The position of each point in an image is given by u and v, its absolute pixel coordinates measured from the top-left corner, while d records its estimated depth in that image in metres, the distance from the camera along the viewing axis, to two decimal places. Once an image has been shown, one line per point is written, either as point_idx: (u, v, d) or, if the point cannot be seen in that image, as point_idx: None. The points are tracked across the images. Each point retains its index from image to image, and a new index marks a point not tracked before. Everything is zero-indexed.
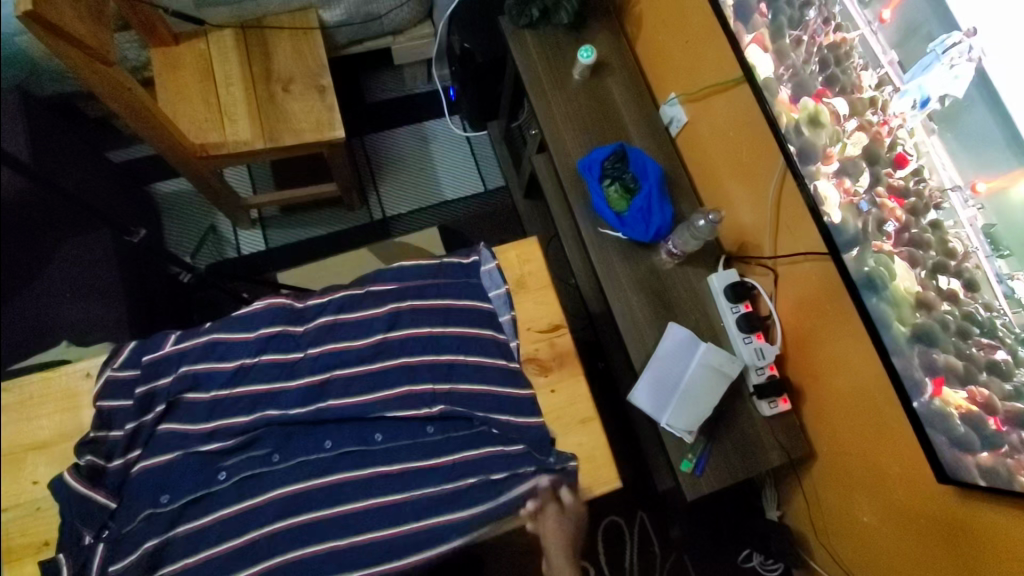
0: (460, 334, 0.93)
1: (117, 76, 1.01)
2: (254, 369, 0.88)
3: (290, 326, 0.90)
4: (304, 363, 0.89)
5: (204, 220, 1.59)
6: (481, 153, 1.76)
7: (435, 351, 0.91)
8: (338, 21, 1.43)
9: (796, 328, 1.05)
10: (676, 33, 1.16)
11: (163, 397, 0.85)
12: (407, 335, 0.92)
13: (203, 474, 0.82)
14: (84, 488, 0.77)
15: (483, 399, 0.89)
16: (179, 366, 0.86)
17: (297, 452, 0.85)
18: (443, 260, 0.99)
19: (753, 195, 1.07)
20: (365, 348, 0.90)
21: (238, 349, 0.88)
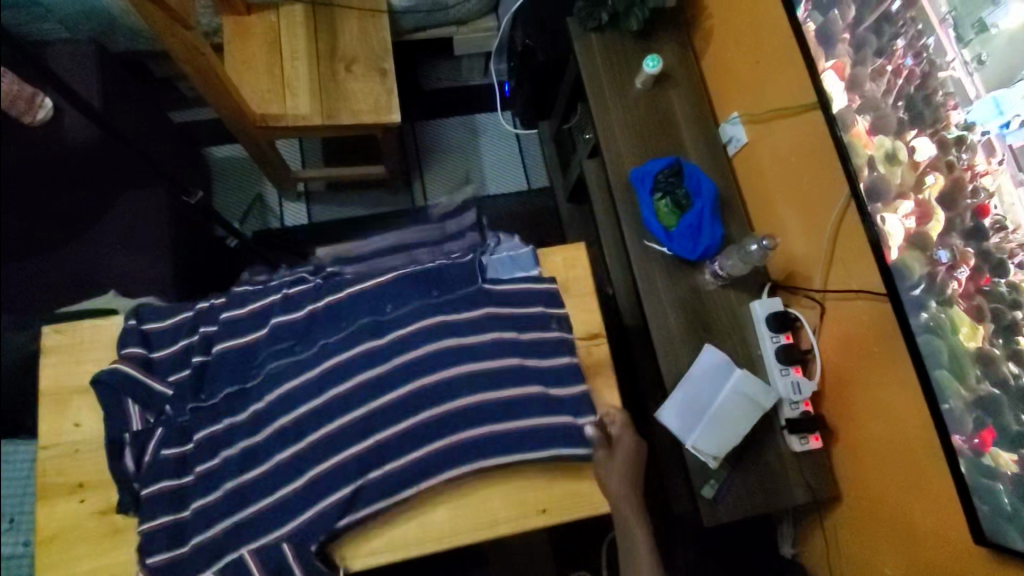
0: (499, 299, 0.89)
1: (192, 39, 1.01)
2: (270, 336, 0.85)
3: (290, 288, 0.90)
4: (314, 322, 0.87)
5: (253, 188, 1.62)
6: (529, 152, 1.76)
7: (473, 329, 0.85)
8: (405, 6, 1.44)
9: (837, 365, 1.03)
10: (748, 51, 1.14)
11: (167, 365, 0.84)
12: (430, 277, 0.90)
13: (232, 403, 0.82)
14: (139, 373, 0.82)
15: (519, 370, 0.84)
16: (179, 337, 0.86)
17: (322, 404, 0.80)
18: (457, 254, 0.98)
19: (810, 223, 1.05)
20: (396, 285, 0.89)
21: (287, 330, 0.86)
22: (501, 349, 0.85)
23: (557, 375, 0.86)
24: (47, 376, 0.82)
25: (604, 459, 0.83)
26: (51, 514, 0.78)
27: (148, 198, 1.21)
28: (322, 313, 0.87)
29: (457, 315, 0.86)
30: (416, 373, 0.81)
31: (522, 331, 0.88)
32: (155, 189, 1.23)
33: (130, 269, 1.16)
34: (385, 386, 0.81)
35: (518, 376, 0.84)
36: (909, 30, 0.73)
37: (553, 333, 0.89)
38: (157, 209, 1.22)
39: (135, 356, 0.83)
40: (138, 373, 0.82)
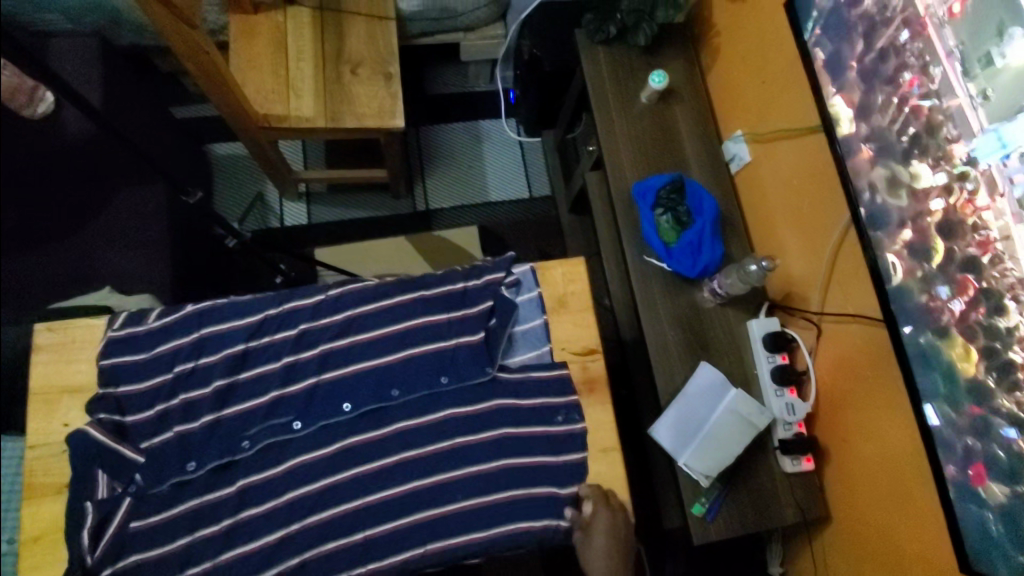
0: (511, 394, 0.85)
1: (198, 40, 1.01)
2: (270, 410, 0.80)
3: (297, 356, 0.83)
4: (319, 394, 0.82)
5: (254, 186, 1.62)
6: (531, 160, 1.76)
7: (471, 430, 0.82)
8: (414, 11, 1.43)
9: (833, 388, 1.03)
10: (754, 70, 1.14)
11: (142, 434, 0.78)
12: (442, 364, 0.84)
13: (227, 442, 0.78)
14: (110, 442, 0.76)
15: (526, 468, 0.81)
16: (156, 401, 0.79)
17: (317, 416, 0.81)
18: (465, 312, 0.87)
19: (809, 245, 1.05)
20: (405, 368, 0.83)
21: (277, 348, 0.83)
22: (498, 451, 0.81)
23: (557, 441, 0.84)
24: (39, 374, 0.81)
25: (582, 541, 0.79)
26: (38, 515, 0.76)
27: (147, 197, 1.20)
28: (329, 386, 0.82)
29: (464, 410, 0.83)
30: (412, 469, 0.80)
31: (522, 399, 0.85)
32: (154, 187, 1.22)
33: (126, 265, 1.15)
34: (382, 474, 0.79)
35: (518, 477, 0.81)
36: (915, 62, 0.73)
37: (559, 429, 0.84)
38: (154, 208, 1.20)
39: (107, 420, 0.78)
40: (106, 441, 0.76)
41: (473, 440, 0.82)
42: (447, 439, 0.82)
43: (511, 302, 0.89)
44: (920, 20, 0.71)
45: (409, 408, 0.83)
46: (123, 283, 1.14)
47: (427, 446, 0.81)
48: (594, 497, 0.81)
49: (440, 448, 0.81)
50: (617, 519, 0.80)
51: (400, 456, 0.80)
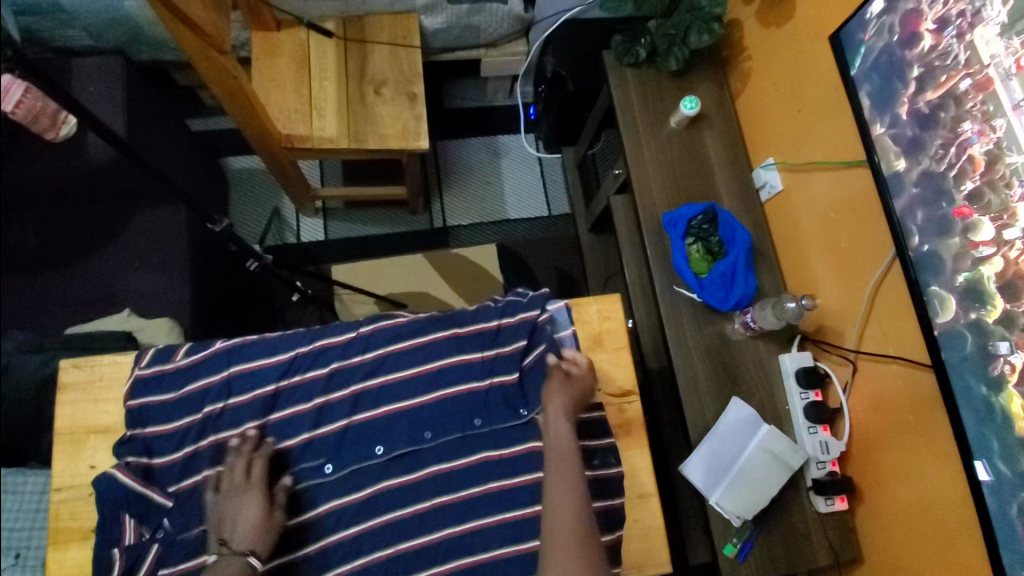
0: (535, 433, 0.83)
1: (226, 64, 0.98)
2: (302, 452, 0.79)
3: (327, 397, 0.81)
4: (348, 436, 0.80)
5: (270, 202, 1.59)
6: (550, 176, 1.73)
7: (506, 472, 0.80)
8: (437, 28, 1.40)
9: (866, 426, 1.01)
10: (789, 98, 1.12)
11: (170, 476, 0.76)
12: (475, 406, 0.82)
13: None
14: (140, 485, 0.74)
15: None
16: (183, 443, 0.77)
17: (348, 460, 0.79)
18: (501, 351, 0.85)
19: (846, 281, 1.03)
20: (437, 407, 0.82)
21: (307, 388, 0.81)
22: (533, 496, 0.79)
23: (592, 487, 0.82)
24: (65, 414, 0.79)
25: (553, 386, 0.81)
26: (63, 560, 0.74)
27: (167, 218, 1.18)
28: (355, 430, 0.80)
29: (497, 454, 0.81)
30: (445, 516, 0.78)
31: None
32: (175, 208, 1.20)
33: (148, 289, 1.13)
34: (414, 521, 0.77)
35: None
36: (975, 110, 0.72)
37: (595, 474, 0.82)
38: (176, 229, 1.18)
39: (134, 463, 0.75)
40: (134, 485, 0.74)
41: (506, 485, 0.80)
42: (482, 484, 0.80)
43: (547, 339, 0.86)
44: (983, 72, 0.71)
45: (442, 451, 0.81)
46: (146, 307, 1.12)
47: (462, 490, 0.79)
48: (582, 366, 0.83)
49: (473, 494, 0.79)
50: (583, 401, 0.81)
51: (431, 502, 0.78)
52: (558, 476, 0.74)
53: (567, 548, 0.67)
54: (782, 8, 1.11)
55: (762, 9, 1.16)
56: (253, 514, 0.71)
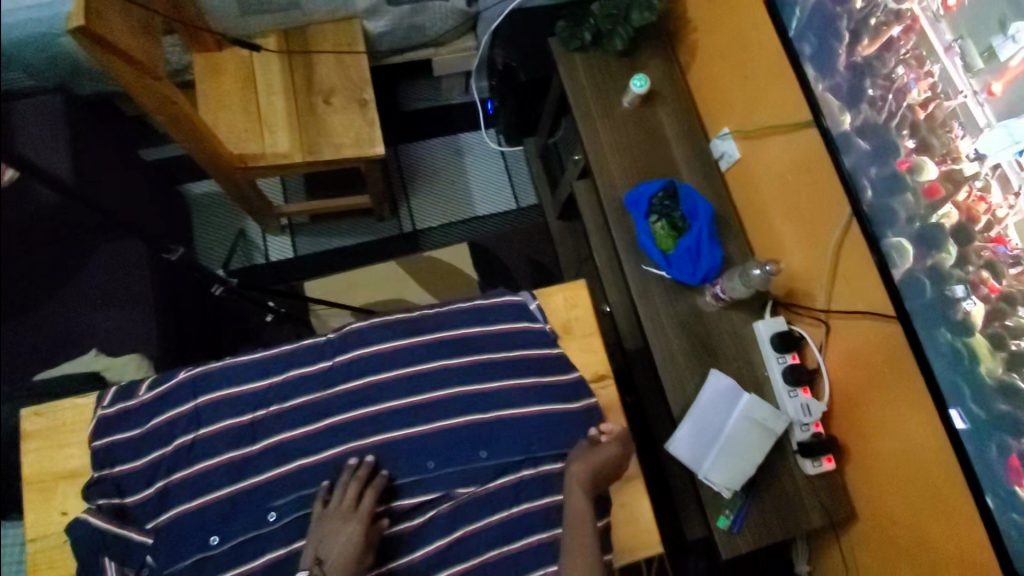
0: (520, 441, 0.82)
1: (161, 89, 0.96)
2: (298, 479, 0.77)
3: (317, 426, 0.79)
4: (346, 462, 0.78)
5: (234, 224, 1.57)
6: (515, 169, 1.72)
7: (491, 475, 0.80)
8: (382, 31, 1.38)
9: (845, 384, 1.02)
10: (735, 66, 1.12)
11: (145, 515, 0.75)
12: (454, 412, 0.82)
13: (252, 515, 0.75)
14: (114, 527, 0.73)
15: (546, 509, 0.80)
16: (154, 479, 0.76)
17: None
18: (476, 355, 0.85)
19: (809, 241, 1.03)
20: (436, 433, 0.80)
21: (284, 422, 0.79)
22: (519, 495, 0.80)
23: None
24: (32, 462, 0.77)
25: (581, 453, 0.80)
26: None
27: (125, 252, 1.16)
28: (353, 456, 0.78)
29: (473, 465, 0.80)
30: (433, 526, 0.78)
31: (536, 440, 0.82)
32: (130, 242, 1.17)
33: (112, 325, 1.11)
34: (405, 533, 0.77)
35: (539, 520, 0.79)
36: (908, 57, 0.73)
37: None
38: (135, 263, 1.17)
39: (105, 505, 0.74)
40: (109, 527, 0.73)
41: (488, 487, 0.80)
42: (464, 486, 0.80)
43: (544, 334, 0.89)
44: (911, 16, 0.72)
45: (448, 475, 0.79)
46: (110, 344, 1.10)
47: (446, 500, 0.79)
48: (620, 441, 0.82)
49: (459, 499, 0.79)
50: (612, 474, 0.80)
51: (418, 518, 0.78)
52: (580, 551, 0.73)
53: None
54: None
55: None
56: (352, 539, 0.71)
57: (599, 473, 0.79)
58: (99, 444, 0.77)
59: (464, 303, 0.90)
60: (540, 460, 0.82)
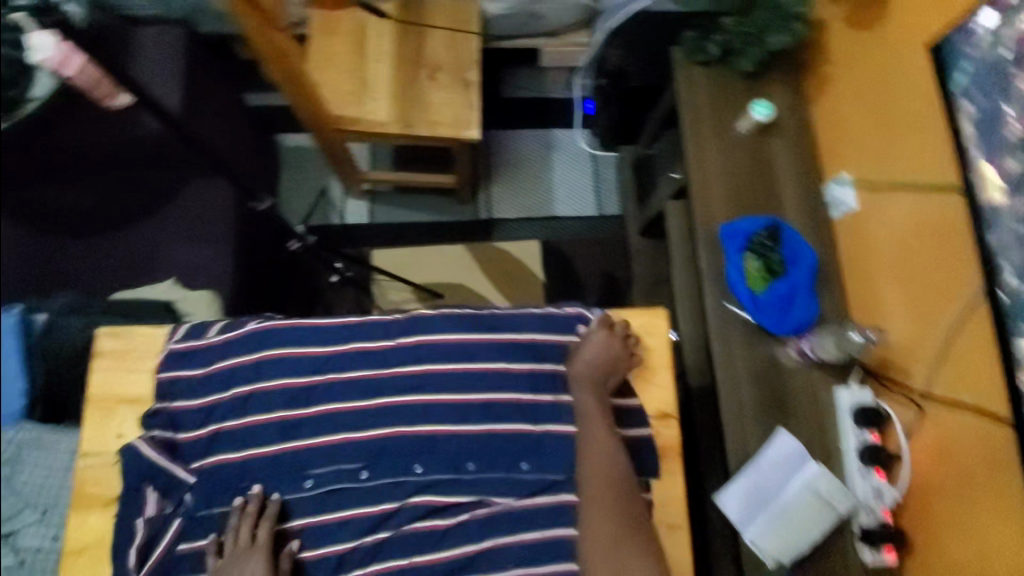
0: (566, 460, 0.78)
1: (282, 42, 0.97)
2: (340, 453, 0.76)
3: (363, 405, 0.78)
4: (387, 446, 0.77)
5: (317, 181, 1.59)
6: (603, 175, 1.67)
7: (529, 491, 0.77)
8: (499, 14, 1.35)
9: (926, 476, 0.92)
10: (873, 109, 1.03)
11: (193, 452, 0.76)
12: (503, 419, 0.79)
13: (290, 479, 0.75)
14: (162, 460, 0.75)
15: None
16: (206, 422, 0.77)
17: (387, 472, 0.76)
18: (539, 366, 0.81)
19: (920, 314, 0.94)
20: (483, 441, 0.77)
21: (338, 393, 0.78)
22: (554, 519, 0.76)
23: None
24: (97, 381, 0.79)
25: (575, 346, 0.82)
26: (84, 526, 0.75)
27: (212, 191, 1.18)
28: (398, 443, 0.77)
29: (514, 475, 0.77)
30: (464, 533, 0.74)
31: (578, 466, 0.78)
32: (221, 181, 1.19)
33: (192, 258, 1.14)
34: (433, 534, 0.74)
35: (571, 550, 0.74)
36: None
37: None
38: (218, 203, 1.18)
39: (158, 437, 0.76)
40: (157, 458, 0.74)
41: (527, 503, 0.76)
42: (501, 498, 0.77)
43: None
44: None
45: (487, 483, 0.77)
46: (188, 275, 1.12)
47: (480, 507, 0.76)
48: (609, 320, 0.83)
49: (494, 510, 0.76)
50: (610, 357, 0.80)
51: (445, 520, 0.75)
52: (592, 438, 0.75)
53: (602, 503, 0.72)
54: (879, 11, 1.01)
55: (853, 10, 1.06)
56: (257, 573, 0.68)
57: (594, 359, 0.80)
58: (164, 376, 0.79)
59: (539, 307, 0.87)
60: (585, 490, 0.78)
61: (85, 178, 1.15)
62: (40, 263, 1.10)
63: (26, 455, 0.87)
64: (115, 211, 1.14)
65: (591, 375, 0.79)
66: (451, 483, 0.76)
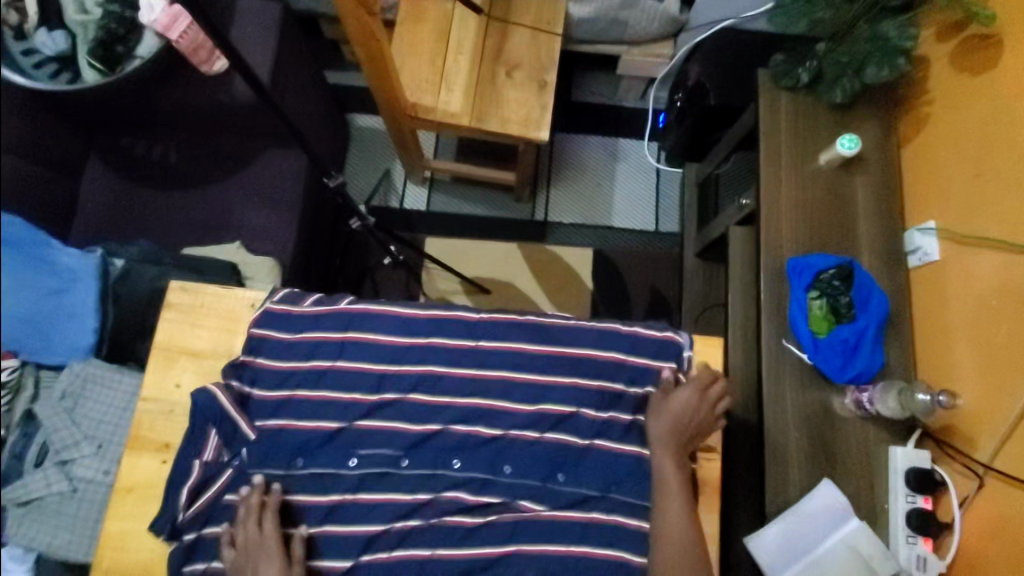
0: (602, 477, 0.76)
1: (372, 25, 0.97)
2: (381, 437, 0.77)
3: (404, 394, 0.78)
4: (425, 436, 0.77)
5: (383, 163, 1.62)
6: (666, 191, 1.63)
7: (561, 504, 0.76)
8: (583, 18, 1.34)
9: (976, 553, 0.86)
10: (970, 158, 0.97)
11: (261, 410, 0.77)
12: (544, 427, 0.78)
13: (337, 454, 0.76)
14: (233, 411, 0.75)
15: (606, 563, 0.73)
16: (282, 386, 0.78)
17: (425, 462, 0.77)
18: (583, 381, 0.79)
19: (994, 380, 0.87)
20: (524, 447, 0.77)
21: (386, 377, 0.79)
22: (583, 535, 0.74)
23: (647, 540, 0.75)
24: (164, 330, 0.82)
25: (659, 402, 0.77)
26: (135, 467, 0.77)
27: (290, 162, 1.22)
28: (439, 434, 0.77)
29: (549, 484, 0.76)
30: (490, 534, 0.74)
31: (615, 486, 0.76)
32: (297, 153, 1.23)
33: (259, 224, 1.19)
34: (460, 530, 0.74)
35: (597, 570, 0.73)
36: None
37: None
38: (292, 174, 1.22)
39: (234, 387, 0.77)
40: (227, 409, 0.75)
41: (558, 516, 0.75)
42: (533, 506, 0.76)
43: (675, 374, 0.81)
44: None
45: (520, 488, 0.76)
46: (254, 240, 1.17)
47: (510, 511, 0.75)
48: (702, 375, 0.78)
49: (526, 517, 0.75)
50: (698, 419, 0.76)
51: (474, 519, 0.75)
52: (670, 505, 0.72)
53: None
54: (989, 52, 0.94)
55: (960, 48, 1.00)
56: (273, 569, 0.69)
57: (679, 419, 0.76)
58: (231, 336, 0.83)
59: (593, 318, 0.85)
60: (619, 512, 0.76)
61: (176, 137, 1.22)
62: (125, 210, 1.18)
63: (92, 388, 0.93)
64: (198, 171, 1.21)
65: (671, 436, 0.75)
66: (484, 482, 0.76)
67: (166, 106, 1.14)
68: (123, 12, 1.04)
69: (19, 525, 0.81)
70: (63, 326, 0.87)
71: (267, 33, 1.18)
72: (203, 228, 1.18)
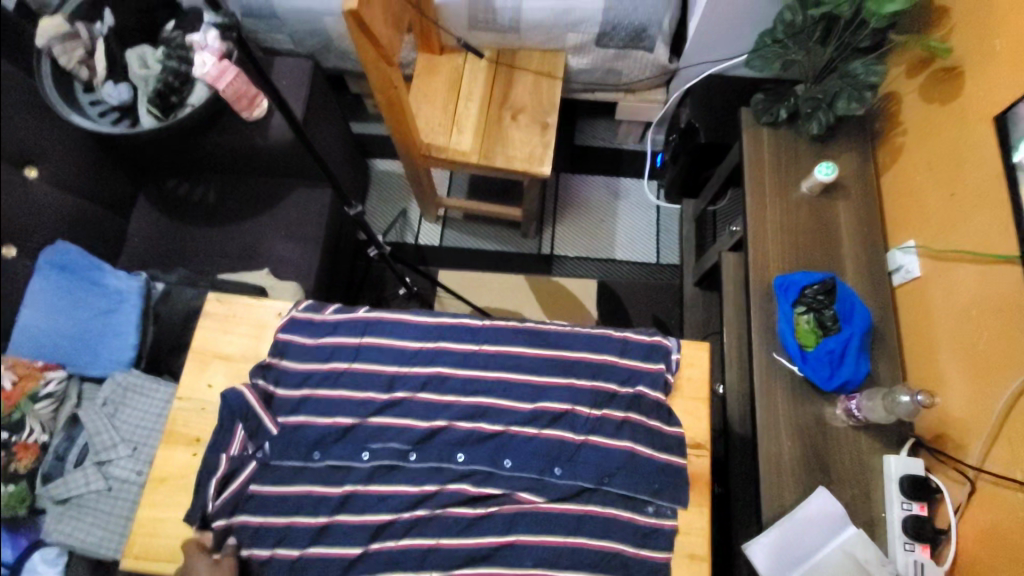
0: (598, 471, 0.81)
1: (390, 74, 1.09)
2: (390, 432, 0.83)
3: (413, 394, 0.85)
4: (432, 432, 0.83)
5: (400, 203, 1.75)
6: (666, 226, 1.72)
7: (559, 497, 0.80)
8: (581, 68, 1.48)
9: (975, 559, 0.87)
10: (942, 181, 1.04)
11: (283, 408, 0.84)
12: (541, 424, 0.84)
13: (349, 448, 0.82)
14: (258, 408, 0.83)
15: (599, 552, 0.77)
16: (302, 384, 0.86)
17: (431, 456, 0.82)
18: (578, 382, 0.86)
19: (979, 386, 0.91)
20: (523, 442, 0.83)
21: (396, 378, 0.86)
22: (579, 526, 0.79)
23: (639, 531, 0.79)
24: (201, 336, 0.91)
25: None
26: (168, 459, 0.84)
27: (315, 197, 1.34)
28: (444, 429, 0.84)
29: (546, 478, 0.81)
30: (491, 525, 0.79)
31: (609, 480, 0.81)
32: (323, 190, 1.35)
33: (286, 253, 1.30)
34: (461, 520, 0.79)
35: (591, 560, 0.77)
36: None
37: (647, 521, 0.79)
38: (318, 208, 1.34)
39: (260, 385, 0.84)
40: (253, 406, 0.83)
41: (555, 507, 0.80)
42: (531, 498, 0.81)
43: (663, 375, 0.87)
44: None
45: (519, 480, 0.81)
46: (281, 268, 1.28)
47: (510, 503, 0.80)
48: None
49: (524, 509, 0.80)
50: None
51: (474, 510, 0.80)
52: None
53: None
54: (952, 84, 1.03)
55: (926, 84, 1.09)
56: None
57: None
58: (259, 340, 0.92)
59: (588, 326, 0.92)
60: (613, 504, 0.80)
61: (215, 177, 1.36)
62: (166, 241, 1.31)
63: (131, 396, 1.00)
64: (232, 207, 1.34)
65: None
66: (485, 475, 0.81)
67: (206, 150, 1.29)
68: (179, 67, 1.19)
69: (56, 520, 0.92)
70: (108, 342, 1.02)
71: (301, 85, 1.33)
72: (232, 258, 1.30)
